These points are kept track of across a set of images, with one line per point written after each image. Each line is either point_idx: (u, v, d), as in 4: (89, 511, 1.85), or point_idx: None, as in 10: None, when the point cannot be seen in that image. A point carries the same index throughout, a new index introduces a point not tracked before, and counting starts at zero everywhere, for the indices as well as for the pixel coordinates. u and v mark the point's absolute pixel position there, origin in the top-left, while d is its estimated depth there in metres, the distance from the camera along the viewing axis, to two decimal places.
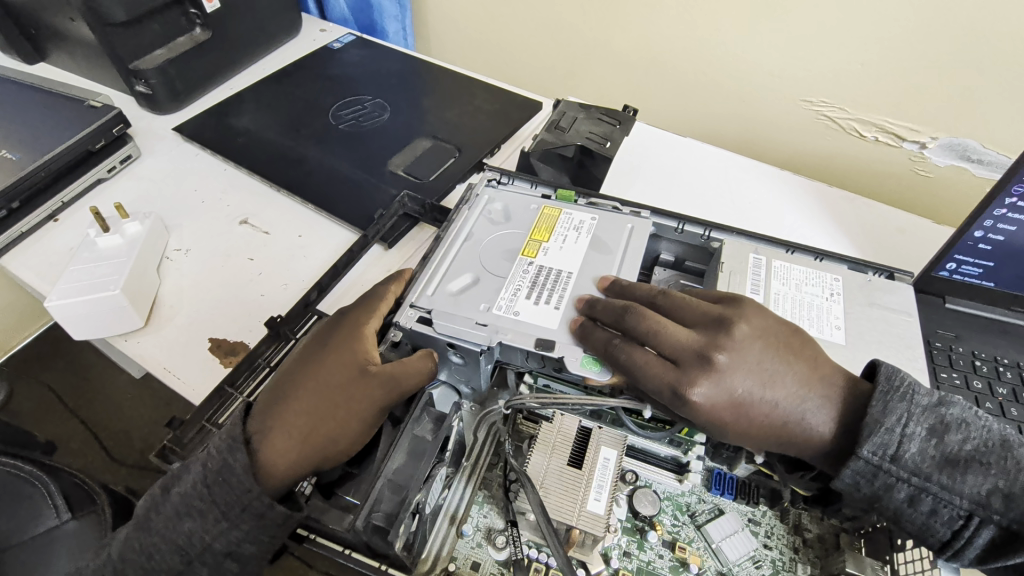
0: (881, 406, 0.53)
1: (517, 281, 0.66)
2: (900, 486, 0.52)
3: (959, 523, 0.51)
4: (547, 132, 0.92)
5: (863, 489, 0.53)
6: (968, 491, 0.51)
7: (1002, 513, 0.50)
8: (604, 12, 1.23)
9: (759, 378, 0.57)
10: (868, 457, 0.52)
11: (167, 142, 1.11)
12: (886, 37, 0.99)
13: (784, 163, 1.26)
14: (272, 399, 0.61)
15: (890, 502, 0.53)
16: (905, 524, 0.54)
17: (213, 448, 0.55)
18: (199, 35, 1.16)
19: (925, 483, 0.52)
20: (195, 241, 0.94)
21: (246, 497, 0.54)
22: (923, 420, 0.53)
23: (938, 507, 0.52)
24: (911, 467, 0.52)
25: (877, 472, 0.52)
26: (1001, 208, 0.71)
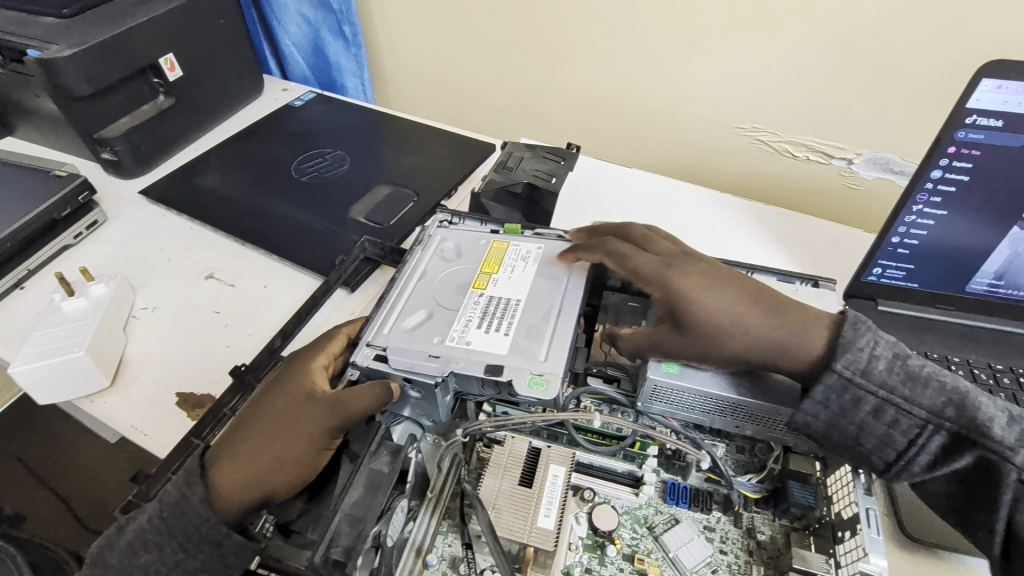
0: (852, 330, 0.60)
1: (468, 312, 0.70)
2: (867, 398, 0.57)
3: (914, 433, 0.57)
4: (495, 173, 0.97)
5: (832, 404, 0.59)
6: (925, 403, 0.56)
7: (953, 420, 0.55)
8: (548, 58, 1.32)
9: (724, 281, 0.68)
10: (840, 370, 0.58)
11: (134, 205, 1.14)
12: (802, 66, 1.09)
13: (727, 187, 1.34)
14: (230, 434, 0.62)
15: (857, 415, 0.58)
16: (868, 437, 0.59)
17: (169, 483, 0.56)
18: (163, 102, 1.22)
19: (889, 395, 0.57)
20: (162, 298, 0.97)
21: (204, 527, 0.56)
22: (888, 346, 0.59)
23: (898, 418, 0.57)
24: (878, 380, 0.57)
25: (847, 385, 0.58)
26: (911, 215, 0.78)
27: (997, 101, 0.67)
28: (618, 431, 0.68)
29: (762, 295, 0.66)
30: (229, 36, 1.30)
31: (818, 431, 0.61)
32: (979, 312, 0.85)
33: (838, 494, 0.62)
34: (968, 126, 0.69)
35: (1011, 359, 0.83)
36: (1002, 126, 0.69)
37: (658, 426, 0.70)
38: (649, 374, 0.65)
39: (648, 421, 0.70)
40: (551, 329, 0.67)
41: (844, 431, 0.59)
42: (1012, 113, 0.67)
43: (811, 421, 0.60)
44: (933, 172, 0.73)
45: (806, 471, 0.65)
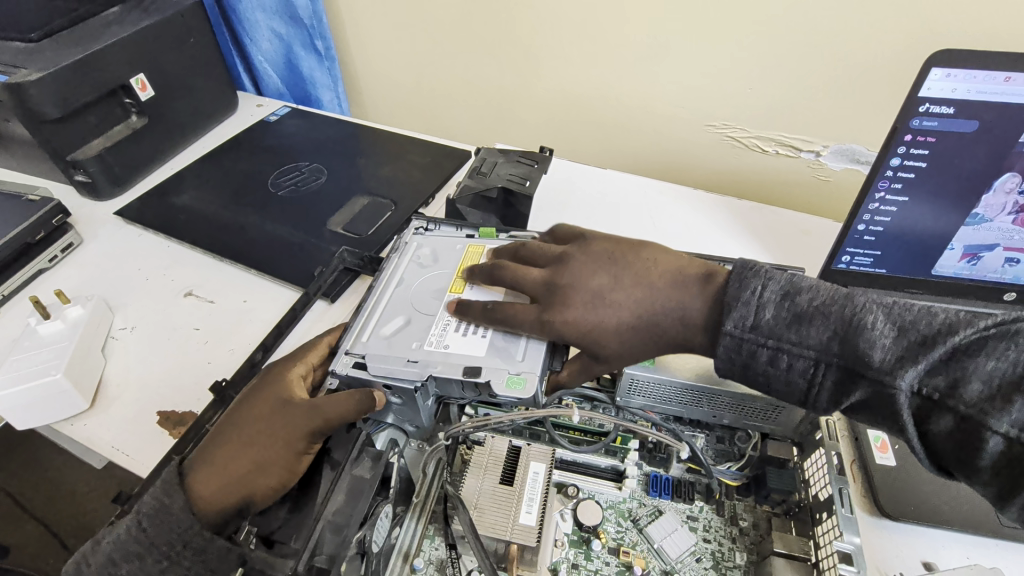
0: (737, 284, 0.59)
1: (445, 316, 0.71)
2: (760, 351, 0.57)
3: (810, 373, 0.56)
4: (469, 179, 0.98)
5: (733, 361, 0.58)
6: (812, 341, 0.55)
7: (840, 354, 0.54)
8: (520, 64, 1.34)
9: (609, 280, 0.67)
10: (732, 331, 0.58)
11: (110, 227, 1.14)
12: (767, 63, 1.11)
13: (702, 184, 1.36)
14: (207, 444, 0.62)
15: (758, 367, 0.58)
16: (773, 385, 0.58)
17: (147, 494, 0.56)
18: (136, 122, 1.21)
19: (778, 343, 0.56)
20: (140, 318, 0.96)
21: (188, 535, 0.55)
22: (775, 288, 0.58)
23: (792, 362, 0.56)
24: (766, 331, 0.57)
25: (740, 343, 0.57)
26: (874, 202, 0.80)
27: (947, 89, 0.69)
28: (600, 427, 0.70)
29: (642, 287, 0.66)
30: (201, 54, 1.30)
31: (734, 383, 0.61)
32: (946, 295, 0.87)
33: (813, 477, 0.63)
34: (921, 115, 0.72)
35: None
36: (953, 113, 0.71)
37: (639, 420, 0.71)
38: (626, 369, 0.68)
39: (629, 416, 0.72)
40: None
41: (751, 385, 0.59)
42: (962, 100, 0.70)
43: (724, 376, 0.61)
44: (892, 160, 0.76)
45: (782, 456, 0.67)
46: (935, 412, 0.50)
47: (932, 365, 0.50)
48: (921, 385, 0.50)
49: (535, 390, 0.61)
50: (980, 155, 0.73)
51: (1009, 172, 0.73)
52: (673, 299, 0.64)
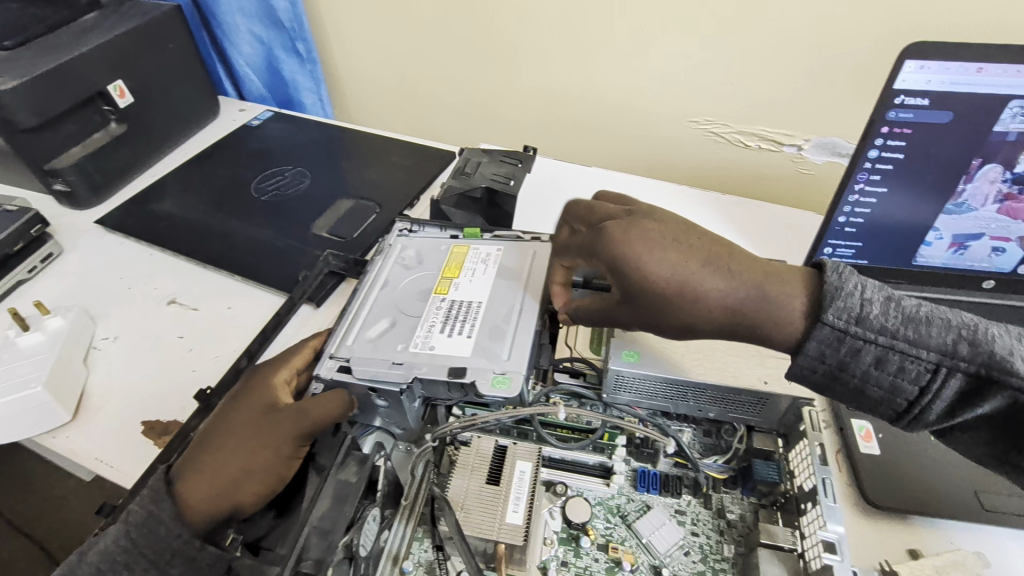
0: (837, 277, 0.57)
1: (431, 317, 0.70)
2: (867, 348, 0.54)
3: (924, 377, 0.54)
4: (453, 179, 0.98)
5: (830, 359, 0.56)
6: (931, 343, 0.53)
7: (966, 359, 0.52)
8: (504, 64, 1.34)
9: (660, 225, 0.62)
10: (832, 323, 0.55)
11: (91, 235, 1.12)
12: (747, 58, 1.12)
13: (687, 180, 1.36)
14: (193, 451, 0.61)
15: (859, 368, 0.56)
16: (874, 388, 0.56)
17: (134, 503, 0.55)
18: (115, 129, 1.20)
19: (891, 342, 0.54)
20: (123, 327, 0.95)
21: (176, 543, 0.54)
22: (879, 292, 0.56)
23: (904, 364, 0.54)
24: (878, 328, 0.54)
25: (843, 338, 0.55)
26: (854, 194, 0.81)
27: (921, 81, 0.70)
28: (587, 425, 0.70)
29: (700, 240, 0.61)
30: (180, 59, 1.29)
31: (823, 386, 0.59)
32: (924, 284, 0.88)
33: (797, 467, 0.64)
34: (897, 107, 0.73)
35: None
36: (928, 105, 0.72)
37: (626, 416, 0.71)
38: (610, 365, 0.68)
39: (616, 412, 0.72)
40: (513, 328, 0.68)
41: (844, 385, 0.58)
42: (936, 92, 0.71)
43: (814, 376, 0.59)
44: (870, 152, 0.77)
45: (767, 449, 0.68)
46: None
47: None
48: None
49: (520, 389, 0.62)
50: (956, 147, 0.74)
51: (987, 164, 0.75)
52: (768, 288, 0.59)
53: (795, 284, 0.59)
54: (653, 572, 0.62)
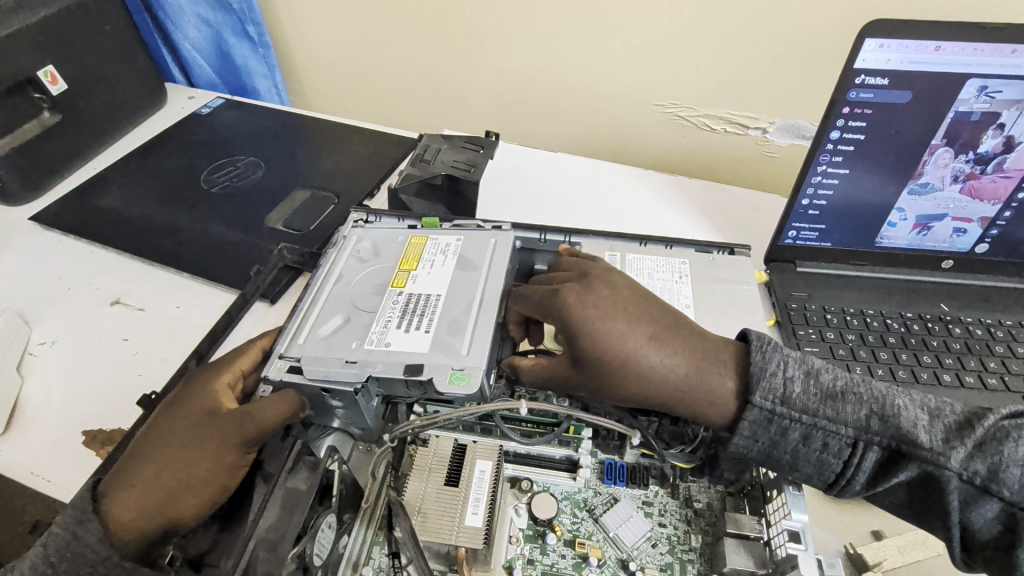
0: (762, 356, 0.58)
1: (387, 312, 0.67)
2: (793, 428, 0.55)
3: (847, 452, 0.55)
4: (412, 167, 0.94)
5: (761, 439, 0.57)
6: (848, 419, 0.54)
7: (881, 434, 0.53)
8: (465, 46, 1.30)
9: (610, 294, 0.63)
10: (761, 404, 0.56)
11: (26, 233, 1.05)
12: (712, 41, 1.10)
13: (654, 165, 1.35)
14: (125, 463, 0.58)
15: (788, 446, 0.56)
16: (804, 464, 0.56)
17: (56, 525, 0.52)
18: (49, 119, 1.12)
19: (813, 420, 0.55)
20: (62, 330, 0.89)
21: (105, 565, 0.52)
22: (799, 367, 0.57)
23: (828, 441, 0.55)
24: (800, 407, 0.55)
25: (771, 418, 0.56)
26: (816, 176, 0.80)
27: (881, 60, 0.69)
28: (553, 418, 0.67)
29: (651, 321, 0.62)
30: (119, 44, 1.21)
31: (755, 460, 0.59)
32: (887, 264, 0.89)
33: None
34: (858, 87, 0.72)
35: (919, 306, 0.87)
36: (888, 84, 0.71)
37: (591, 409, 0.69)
38: None
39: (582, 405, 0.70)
40: (472, 321, 0.66)
41: (776, 462, 0.57)
42: (895, 71, 0.70)
43: (747, 454, 0.58)
44: (832, 133, 0.76)
45: None
46: (979, 498, 0.51)
47: (972, 448, 0.51)
48: (965, 469, 0.51)
49: (478, 385, 0.60)
50: (916, 127, 0.74)
51: (949, 146, 0.75)
52: (705, 369, 0.60)
53: (727, 369, 0.60)
54: (621, 565, 0.61)
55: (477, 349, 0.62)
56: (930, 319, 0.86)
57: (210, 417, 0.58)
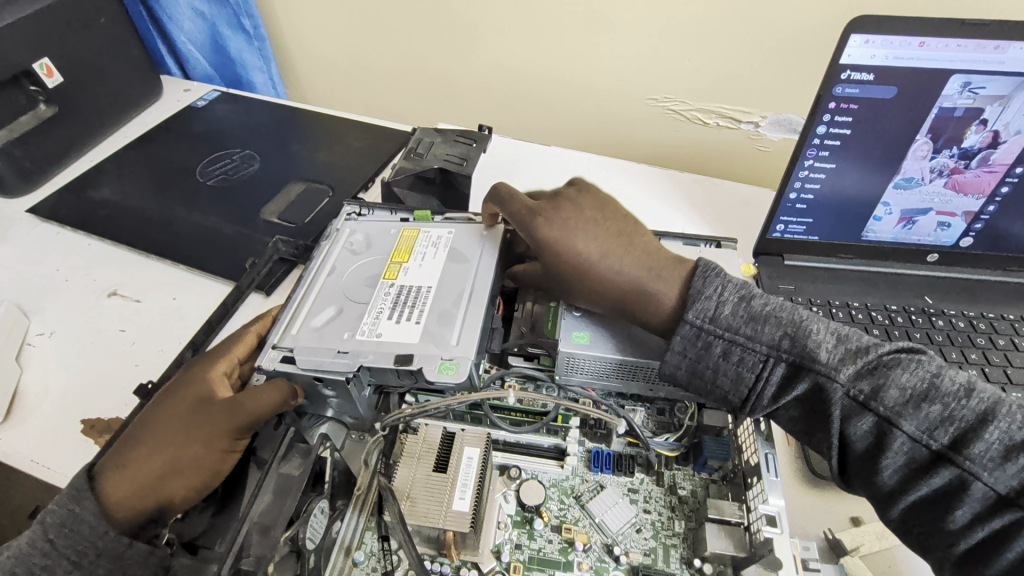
0: (701, 280, 0.63)
1: (378, 304, 0.68)
2: (716, 343, 0.60)
3: (759, 368, 0.59)
4: (405, 160, 0.95)
5: (688, 353, 0.61)
6: (766, 339, 0.59)
7: (789, 351, 0.58)
8: (460, 40, 1.30)
9: (577, 216, 0.74)
10: (692, 321, 0.60)
11: (23, 225, 1.06)
12: (705, 35, 1.11)
13: (647, 158, 1.36)
14: (122, 445, 0.59)
15: (710, 360, 0.60)
16: (721, 379, 0.61)
17: (54, 503, 0.53)
18: (45, 111, 1.12)
19: (734, 336, 0.59)
20: (59, 321, 0.91)
21: (101, 541, 0.52)
22: (733, 291, 0.62)
23: (744, 356, 0.59)
24: (725, 325, 0.60)
25: (699, 333, 0.60)
26: (804, 170, 0.81)
27: (866, 56, 0.70)
28: (541, 408, 0.69)
29: (607, 238, 0.72)
30: (114, 36, 1.21)
31: (681, 381, 0.63)
32: (875, 258, 0.90)
33: (744, 442, 0.64)
34: (844, 82, 0.72)
35: (903, 299, 0.89)
36: (873, 80, 0.72)
37: (580, 397, 0.70)
38: (561, 347, 0.67)
39: (571, 394, 0.71)
40: (462, 312, 0.67)
41: (700, 380, 0.62)
42: (880, 67, 0.71)
43: (676, 373, 0.62)
44: (819, 128, 0.77)
45: (718, 426, 0.67)
46: (858, 413, 0.55)
47: (861, 369, 0.56)
48: (851, 386, 0.55)
49: (467, 373, 0.61)
50: (900, 122, 0.75)
51: (934, 141, 0.76)
52: (651, 277, 0.68)
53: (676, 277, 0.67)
54: (606, 550, 0.63)
55: (467, 340, 0.64)
56: (914, 311, 0.88)
57: (205, 401, 0.59)
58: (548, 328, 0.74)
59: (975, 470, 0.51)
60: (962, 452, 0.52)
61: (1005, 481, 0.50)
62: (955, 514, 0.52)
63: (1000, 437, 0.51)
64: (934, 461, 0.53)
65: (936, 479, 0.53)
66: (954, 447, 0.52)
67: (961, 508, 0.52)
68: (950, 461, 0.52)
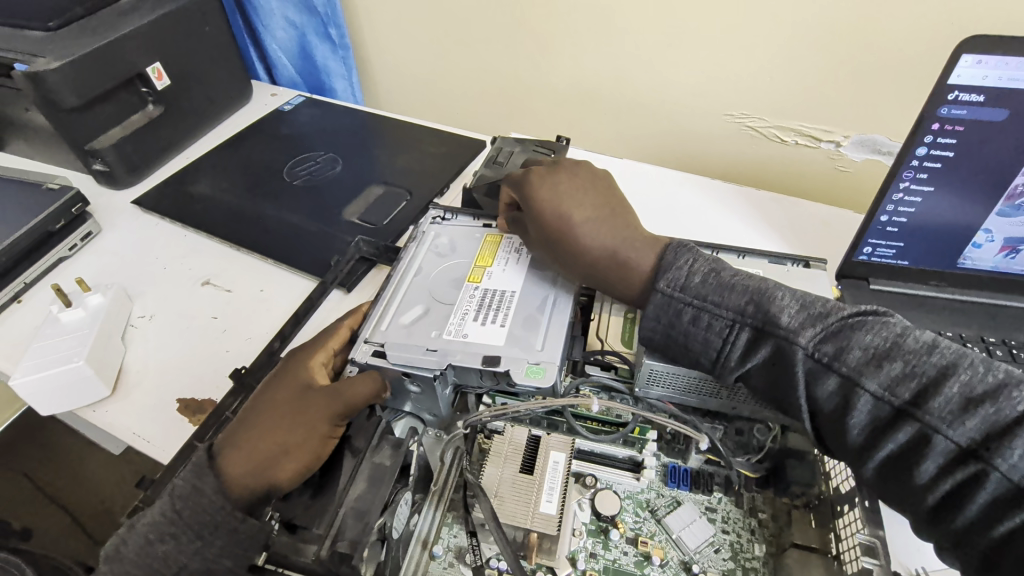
0: (673, 254, 0.67)
1: (464, 305, 0.70)
2: (685, 309, 0.63)
3: (726, 332, 0.62)
4: (486, 168, 0.98)
5: (661, 319, 0.65)
6: (731, 304, 0.62)
7: (753, 316, 0.60)
8: (536, 52, 1.33)
9: (570, 187, 0.78)
10: (662, 289, 0.65)
11: (128, 216, 1.14)
12: (790, 51, 1.09)
13: (718, 174, 1.34)
14: (234, 428, 0.63)
15: (681, 326, 0.64)
16: (692, 344, 0.64)
17: (180, 477, 0.58)
18: (152, 111, 1.21)
19: (702, 302, 0.63)
20: (159, 306, 0.97)
21: (220, 515, 0.56)
22: (705, 264, 0.65)
23: (711, 321, 0.62)
24: (694, 292, 0.64)
25: (669, 301, 0.64)
26: (898, 193, 0.78)
27: (977, 77, 0.68)
28: (618, 418, 0.69)
29: (599, 213, 0.76)
30: (216, 43, 1.30)
31: (656, 345, 0.66)
32: (969, 288, 0.86)
33: (836, 471, 0.64)
34: (950, 103, 0.70)
35: (1004, 332, 0.85)
36: (983, 101, 0.69)
37: (657, 411, 0.70)
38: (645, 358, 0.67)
39: (648, 407, 0.71)
40: (547, 318, 0.68)
41: (675, 346, 0.65)
42: (992, 88, 0.68)
43: (651, 338, 0.66)
44: (918, 149, 0.74)
45: (802, 449, 0.67)
46: (821, 374, 0.57)
47: (825, 333, 0.57)
48: (814, 348, 0.57)
49: (556, 378, 0.62)
50: (1009, 146, 0.72)
51: None
52: (632, 246, 0.71)
53: (654, 247, 0.71)
54: (683, 567, 0.62)
55: (552, 347, 0.65)
56: (1015, 346, 0.84)
57: (308, 391, 0.64)
58: (623, 341, 0.75)
59: (934, 423, 0.51)
60: (922, 406, 0.52)
61: (964, 433, 0.50)
62: (920, 467, 0.52)
63: (960, 390, 0.51)
64: (897, 417, 0.53)
65: (899, 434, 0.53)
66: (915, 402, 0.52)
67: (925, 461, 0.51)
68: (911, 417, 0.52)
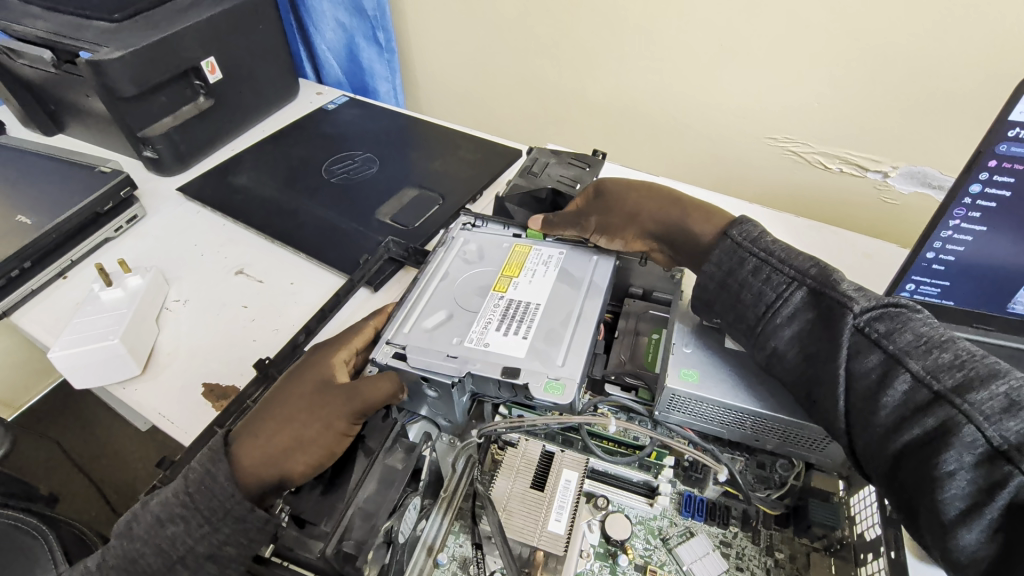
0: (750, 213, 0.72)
1: (488, 314, 0.70)
2: (748, 259, 0.67)
3: (782, 288, 0.63)
4: (520, 178, 0.96)
5: (722, 265, 0.69)
6: (796, 265, 0.63)
7: (814, 277, 0.61)
8: (578, 65, 1.33)
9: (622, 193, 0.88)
10: (732, 237, 0.70)
11: (172, 202, 1.18)
12: (839, 77, 1.06)
13: (755, 197, 1.32)
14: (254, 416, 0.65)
15: (741, 275, 0.67)
16: (745, 295, 0.66)
17: (195, 461, 0.59)
18: (203, 103, 1.26)
19: (767, 256, 0.66)
20: (193, 292, 1.00)
21: (229, 502, 0.57)
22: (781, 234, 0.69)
23: (771, 275, 0.65)
24: (763, 247, 0.67)
25: (736, 248, 0.69)
26: (947, 230, 0.75)
27: None
28: (635, 440, 0.67)
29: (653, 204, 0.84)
30: (268, 41, 1.34)
31: (711, 295, 0.70)
32: (1017, 333, 0.82)
33: (860, 515, 0.61)
34: (1010, 140, 0.66)
35: None
36: None
37: (675, 436, 0.69)
38: (668, 382, 0.66)
39: (665, 431, 0.70)
40: (570, 332, 0.67)
41: (728, 294, 0.68)
42: None
43: (707, 284, 0.70)
44: (972, 186, 0.70)
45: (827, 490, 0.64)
46: (866, 348, 0.56)
47: (881, 311, 0.57)
48: (865, 323, 0.57)
49: (575, 396, 0.61)
50: None
51: None
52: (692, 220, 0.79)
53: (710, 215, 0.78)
54: None
55: (573, 361, 0.64)
56: None
57: (327, 385, 0.65)
58: (647, 360, 0.74)
59: (971, 413, 0.49)
60: (963, 396, 0.50)
61: (1003, 432, 0.47)
62: (945, 457, 0.49)
63: (1006, 392, 0.49)
64: (932, 403, 0.51)
65: (929, 419, 0.51)
66: (956, 391, 0.50)
67: (951, 452, 0.49)
68: (947, 404, 0.50)
